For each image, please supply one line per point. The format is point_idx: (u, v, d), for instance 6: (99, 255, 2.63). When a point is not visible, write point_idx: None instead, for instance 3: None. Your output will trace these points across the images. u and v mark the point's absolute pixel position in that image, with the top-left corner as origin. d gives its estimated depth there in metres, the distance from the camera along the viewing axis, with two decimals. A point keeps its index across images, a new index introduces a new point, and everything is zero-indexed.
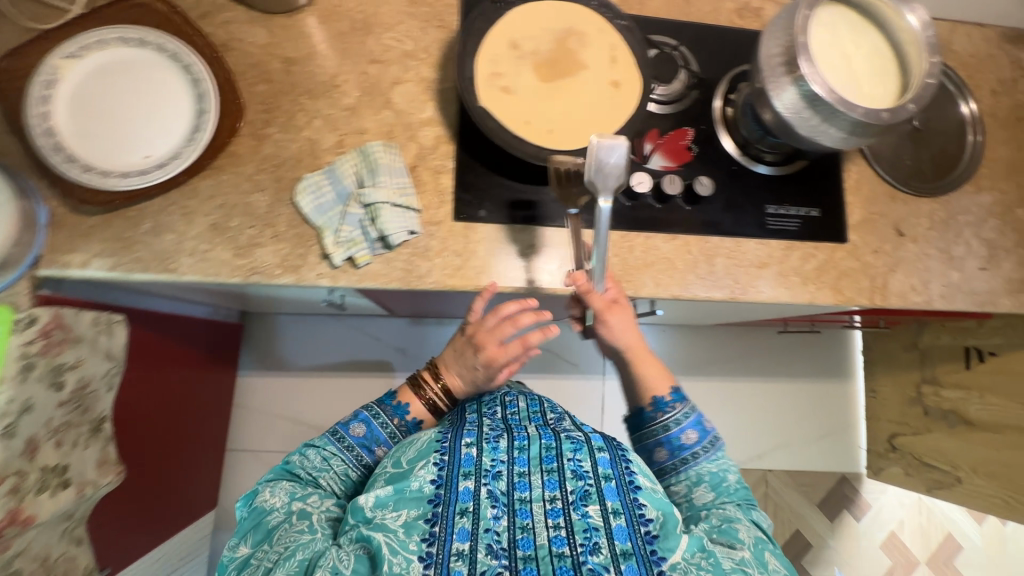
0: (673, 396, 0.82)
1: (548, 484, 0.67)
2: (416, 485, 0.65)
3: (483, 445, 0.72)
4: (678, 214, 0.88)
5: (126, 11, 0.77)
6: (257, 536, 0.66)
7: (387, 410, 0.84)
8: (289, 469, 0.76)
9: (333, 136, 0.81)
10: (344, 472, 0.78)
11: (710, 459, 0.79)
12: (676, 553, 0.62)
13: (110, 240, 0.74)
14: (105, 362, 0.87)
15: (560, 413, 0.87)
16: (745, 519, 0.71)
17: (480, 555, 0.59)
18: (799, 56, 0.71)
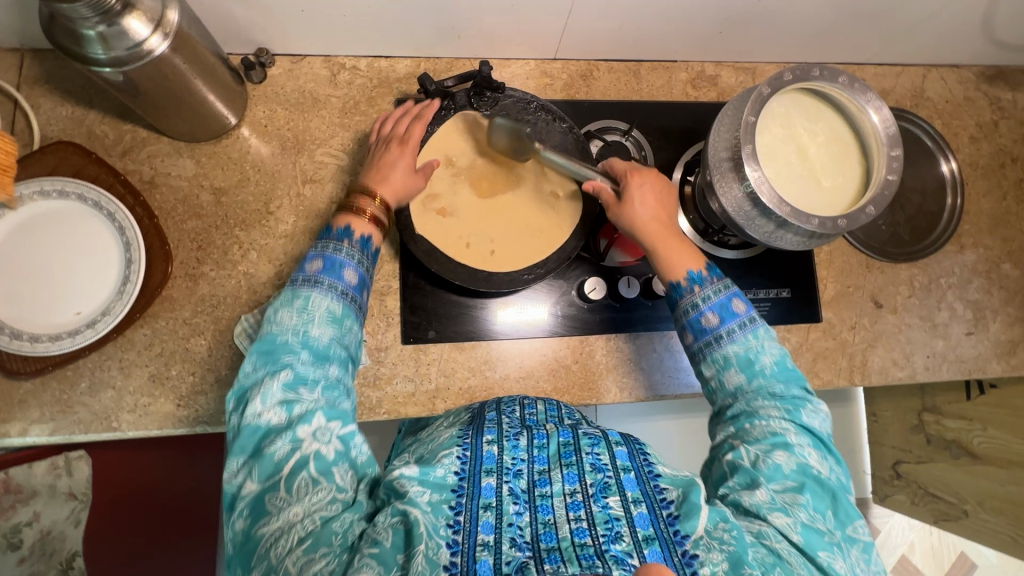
0: (688, 281, 0.71)
1: (569, 476, 0.53)
2: (440, 472, 0.53)
3: (504, 442, 0.57)
4: (638, 312, 0.84)
5: (43, 161, 0.73)
6: (265, 471, 0.53)
7: (332, 238, 0.67)
8: (277, 349, 0.59)
9: (271, 267, 0.78)
10: (327, 313, 0.62)
11: (742, 337, 0.68)
12: (700, 528, 0.51)
13: (48, 404, 0.72)
14: (67, 503, 0.87)
15: (579, 418, 0.68)
16: (789, 423, 0.62)
17: (505, 549, 0.47)
18: (747, 162, 0.66)
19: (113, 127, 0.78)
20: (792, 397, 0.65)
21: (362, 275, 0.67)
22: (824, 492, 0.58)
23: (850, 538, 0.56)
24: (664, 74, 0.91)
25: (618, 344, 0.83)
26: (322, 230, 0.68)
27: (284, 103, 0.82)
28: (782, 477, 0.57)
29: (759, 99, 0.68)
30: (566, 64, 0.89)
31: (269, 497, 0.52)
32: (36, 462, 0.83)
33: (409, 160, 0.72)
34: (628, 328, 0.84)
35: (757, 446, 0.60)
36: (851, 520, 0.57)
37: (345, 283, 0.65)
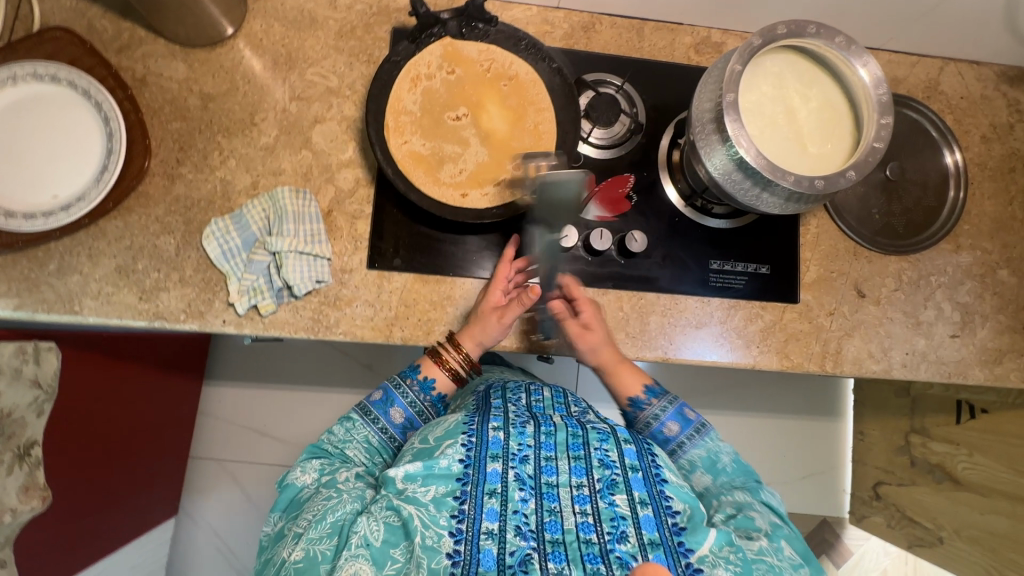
0: (646, 395, 0.78)
1: (577, 470, 0.63)
2: (444, 463, 0.62)
3: (510, 429, 0.67)
4: (610, 268, 0.83)
5: (40, 46, 0.75)
6: (292, 509, 0.67)
7: (411, 383, 0.76)
8: (319, 449, 0.73)
9: (248, 177, 0.79)
10: (366, 441, 0.74)
11: (702, 442, 0.75)
12: (704, 546, 0.59)
13: (16, 280, 0.73)
14: (30, 390, 0.88)
15: (584, 407, 0.80)
16: (753, 499, 0.68)
17: (509, 536, 0.57)
18: (725, 112, 0.65)
19: (113, 23, 0.79)
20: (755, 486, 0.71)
21: (409, 416, 0.76)
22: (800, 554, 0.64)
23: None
24: (667, 36, 0.89)
25: (585, 298, 0.82)
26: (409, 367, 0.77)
27: (282, 20, 0.83)
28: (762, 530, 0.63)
29: (749, 50, 0.66)
30: (569, 14, 0.88)
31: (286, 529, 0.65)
32: (6, 342, 0.84)
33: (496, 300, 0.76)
34: (598, 283, 0.82)
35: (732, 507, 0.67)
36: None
37: (388, 421, 0.75)
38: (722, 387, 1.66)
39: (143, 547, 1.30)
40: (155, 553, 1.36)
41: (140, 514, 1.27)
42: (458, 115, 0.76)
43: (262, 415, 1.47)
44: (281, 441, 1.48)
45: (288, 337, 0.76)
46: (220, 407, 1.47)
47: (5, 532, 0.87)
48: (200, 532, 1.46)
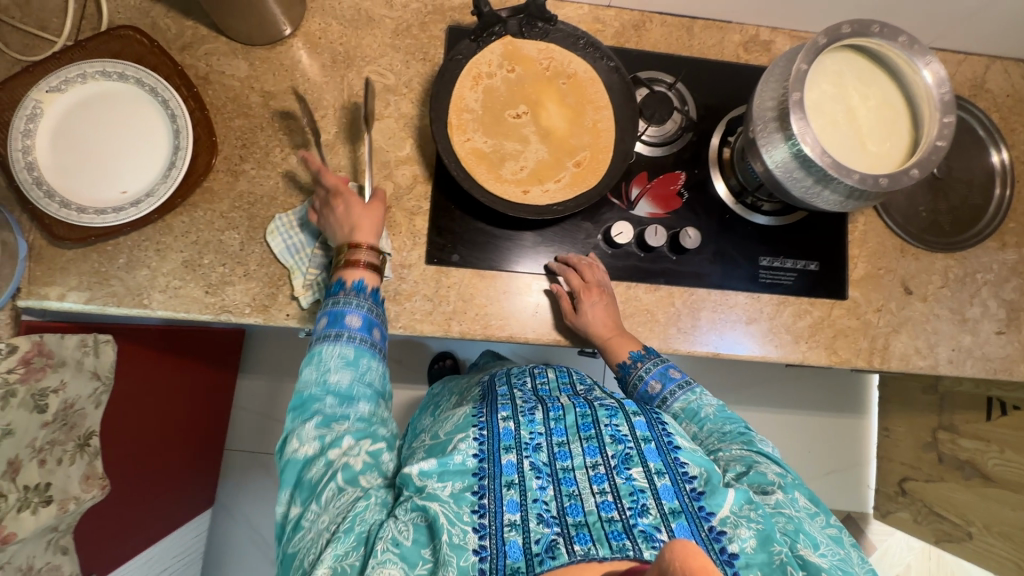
0: (631, 359, 0.77)
1: (590, 450, 0.60)
2: (459, 459, 0.58)
3: (520, 417, 0.63)
4: (662, 264, 0.84)
5: (108, 44, 0.77)
6: (304, 494, 0.60)
7: (348, 291, 0.70)
8: (306, 401, 0.65)
9: (309, 174, 0.80)
10: (343, 358, 0.67)
11: (685, 396, 0.75)
12: (724, 507, 0.57)
13: (87, 274, 0.75)
14: (90, 382, 0.90)
15: (590, 384, 0.76)
16: (747, 447, 0.67)
17: (533, 525, 0.53)
18: (792, 110, 0.66)
19: (176, 22, 0.81)
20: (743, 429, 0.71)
21: (367, 319, 0.70)
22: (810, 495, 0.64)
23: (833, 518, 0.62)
24: (717, 34, 0.90)
25: (637, 293, 0.83)
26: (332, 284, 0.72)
27: (339, 19, 0.84)
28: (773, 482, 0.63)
29: (814, 48, 0.68)
30: (620, 12, 0.88)
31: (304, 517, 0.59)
32: (69, 335, 0.85)
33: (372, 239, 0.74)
34: (650, 279, 0.83)
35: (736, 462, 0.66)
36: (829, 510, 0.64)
37: (351, 328, 0.69)
38: (744, 382, 1.67)
39: (183, 537, 1.33)
40: (193, 543, 1.38)
41: (184, 505, 1.30)
42: (519, 113, 0.77)
43: None
44: None
45: None
46: (254, 400, 1.49)
47: (68, 520, 0.89)
48: (236, 523, 1.49)
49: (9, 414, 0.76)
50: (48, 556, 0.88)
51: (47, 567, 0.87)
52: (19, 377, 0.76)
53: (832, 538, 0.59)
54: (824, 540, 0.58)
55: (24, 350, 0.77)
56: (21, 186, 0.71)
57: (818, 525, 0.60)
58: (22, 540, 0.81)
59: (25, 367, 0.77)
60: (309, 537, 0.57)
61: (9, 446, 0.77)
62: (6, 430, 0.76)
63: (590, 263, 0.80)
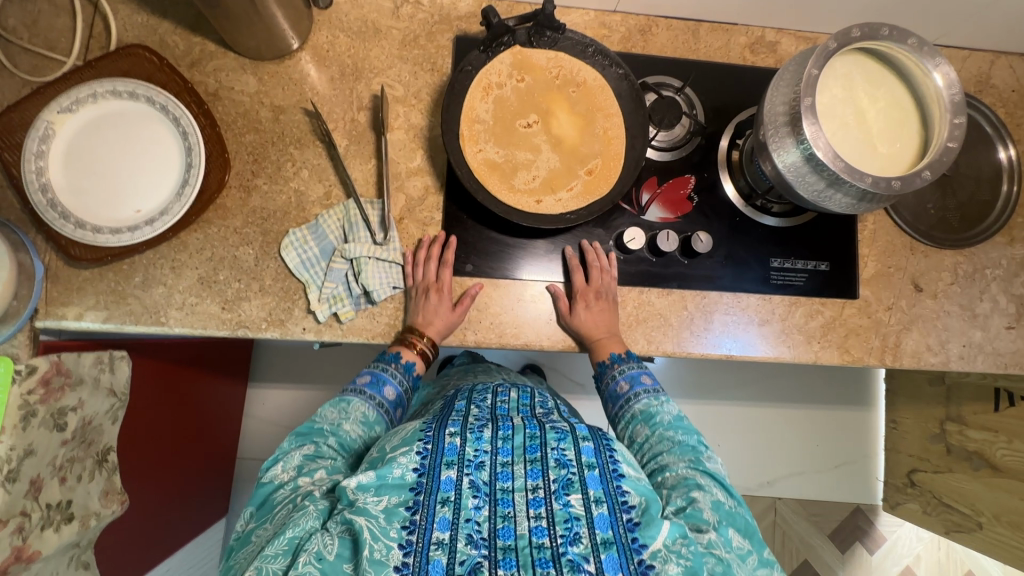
0: (610, 360, 0.79)
1: (532, 473, 0.60)
2: (398, 472, 0.58)
3: (467, 433, 0.64)
4: (675, 268, 0.84)
5: (118, 64, 0.77)
6: (260, 511, 0.64)
7: (398, 368, 0.77)
8: (314, 432, 0.71)
9: (321, 187, 0.81)
10: (363, 417, 0.73)
11: (647, 399, 0.77)
12: (658, 540, 0.57)
13: (104, 293, 0.76)
14: (107, 399, 0.90)
15: (550, 407, 0.77)
16: (694, 467, 0.69)
17: (460, 545, 0.54)
18: (804, 116, 0.66)
19: (184, 39, 0.81)
20: (692, 445, 0.72)
21: (400, 394, 0.78)
22: (745, 530, 0.65)
23: (764, 557, 0.64)
24: (723, 36, 0.90)
25: (650, 298, 0.84)
26: (383, 351, 0.79)
27: (346, 31, 0.84)
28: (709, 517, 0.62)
29: (824, 53, 0.68)
30: (626, 17, 0.88)
31: (254, 531, 0.61)
32: (86, 353, 0.85)
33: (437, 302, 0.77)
34: (662, 283, 0.84)
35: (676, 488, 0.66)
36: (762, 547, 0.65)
37: (384, 397, 0.76)
38: (749, 378, 1.67)
39: (198, 547, 1.33)
40: (208, 553, 1.39)
41: (198, 516, 1.31)
42: (529, 122, 0.77)
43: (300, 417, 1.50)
44: None
45: (365, 342, 0.79)
46: (264, 408, 1.50)
47: (90, 535, 0.90)
48: None
49: (29, 434, 0.75)
50: (71, 572, 0.88)
51: None
52: (38, 397, 0.76)
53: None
54: None
55: (42, 370, 0.77)
56: (36, 208, 0.71)
57: (748, 567, 0.61)
58: (46, 557, 0.81)
59: (43, 387, 0.77)
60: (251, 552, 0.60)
61: (30, 466, 0.77)
62: (27, 451, 0.76)
63: (602, 268, 0.82)
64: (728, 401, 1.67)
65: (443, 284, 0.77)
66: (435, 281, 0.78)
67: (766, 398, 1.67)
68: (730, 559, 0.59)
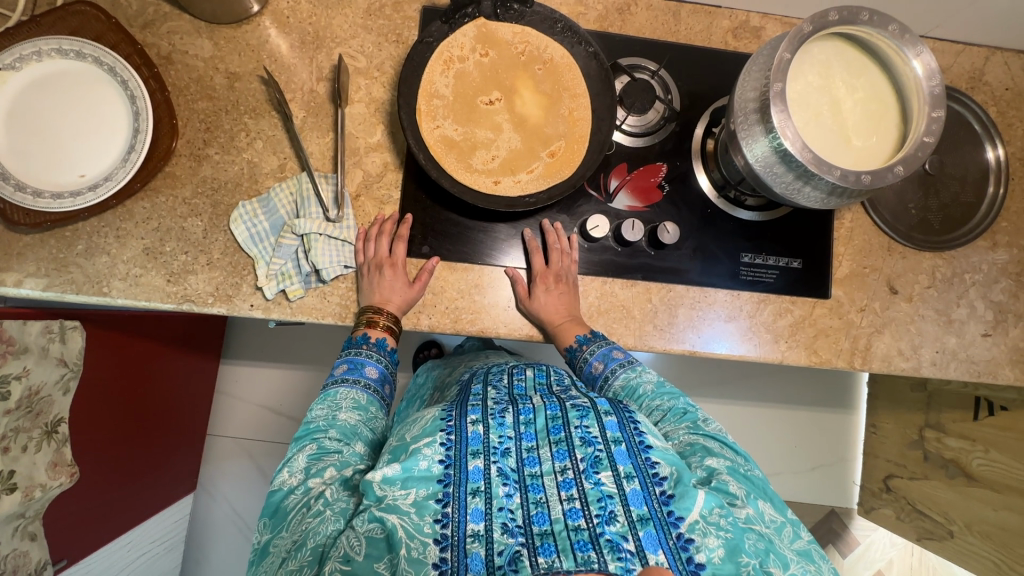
0: (578, 343, 0.76)
1: (559, 454, 0.57)
2: (424, 464, 0.55)
3: (489, 420, 0.60)
4: (640, 259, 0.81)
5: (64, 21, 0.73)
6: (276, 522, 0.59)
7: (372, 348, 0.74)
8: (311, 432, 0.66)
9: (275, 159, 0.78)
10: (355, 403, 0.70)
11: (625, 373, 0.74)
12: (694, 511, 0.54)
13: (44, 260, 0.73)
14: (57, 369, 0.88)
15: (568, 384, 0.71)
16: (698, 432, 0.65)
17: (496, 535, 0.51)
18: (772, 102, 0.62)
19: None
20: (688, 409, 0.69)
21: (383, 372, 0.75)
22: (772, 500, 0.60)
23: (795, 523, 0.60)
24: (705, 19, 0.86)
25: (613, 289, 0.81)
26: (347, 339, 0.76)
27: None
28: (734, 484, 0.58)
29: (798, 36, 0.64)
30: None
31: (272, 542, 0.58)
32: (32, 322, 0.83)
33: (394, 279, 0.75)
34: (627, 274, 0.81)
35: (694, 458, 0.62)
36: (787, 509, 0.61)
37: (369, 378, 0.73)
38: (729, 377, 1.65)
39: (163, 522, 1.32)
40: (174, 527, 1.38)
41: (163, 490, 1.30)
42: (492, 99, 0.75)
43: (273, 396, 1.48)
44: (297, 421, 1.48)
45: (315, 322, 0.77)
46: (237, 386, 1.48)
47: (35, 507, 0.89)
48: (218, 506, 1.49)
49: None
50: (15, 542, 0.87)
51: (14, 554, 0.86)
52: None
53: (801, 553, 0.56)
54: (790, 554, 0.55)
55: None
56: None
57: (787, 540, 0.57)
58: None
59: None
60: (272, 565, 0.56)
61: None
62: None
63: (561, 250, 0.79)
64: (707, 399, 1.64)
65: (397, 260, 0.75)
66: (388, 257, 0.75)
67: (746, 397, 1.64)
68: (768, 533, 0.56)
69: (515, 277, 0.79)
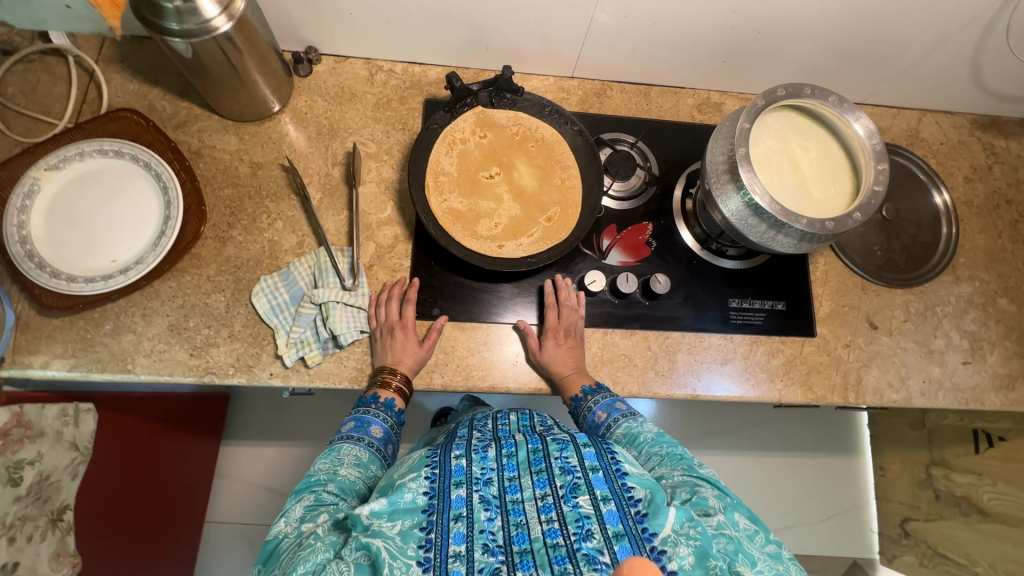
0: (583, 393, 0.80)
1: (540, 482, 0.59)
2: (409, 496, 0.57)
3: (473, 454, 0.63)
4: (636, 310, 0.87)
5: (106, 126, 0.82)
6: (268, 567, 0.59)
7: (380, 408, 0.77)
8: (311, 484, 0.66)
9: (294, 237, 0.84)
10: (356, 459, 0.71)
11: (627, 422, 0.76)
12: (667, 527, 0.55)
13: (72, 341, 0.77)
14: (68, 453, 0.89)
15: (551, 424, 0.73)
16: (681, 469, 0.67)
17: (477, 555, 0.52)
18: (740, 163, 0.71)
19: (171, 103, 0.87)
20: (682, 453, 0.70)
21: (387, 432, 0.77)
22: (746, 514, 0.62)
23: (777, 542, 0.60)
24: (672, 98, 0.98)
25: (614, 339, 0.86)
26: (359, 399, 0.79)
27: (324, 96, 0.91)
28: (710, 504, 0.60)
29: (754, 109, 0.74)
30: (582, 82, 0.97)
31: None
32: (49, 405, 0.84)
33: (408, 340, 0.79)
34: (625, 324, 0.87)
35: (677, 486, 0.64)
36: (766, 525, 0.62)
37: (372, 436, 0.75)
38: (733, 425, 1.64)
39: None
40: None
41: None
42: (492, 173, 0.83)
43: (274, 475, 1.44)
44: None
45: (332, 387, 0.80)
46: (240, 468, 1.45)
47: None
48: None
49: None
50: None
51: None
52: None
53: (772, 557, 0.57)
54: (765, 561, 0.56)
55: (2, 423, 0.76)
56: (14, 258, 0.74)
57: (760, 545, 0.58)
58: None
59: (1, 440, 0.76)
60: None
61: None
62: None
63: (571, 307, 0.84)
64: (713, 449, 1.63)
65: (406, 322, 0.80)
66: (399, 320, 0.80)
67: (751, 444, 1.63)
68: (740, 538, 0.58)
69: (524, 331, 0.83)
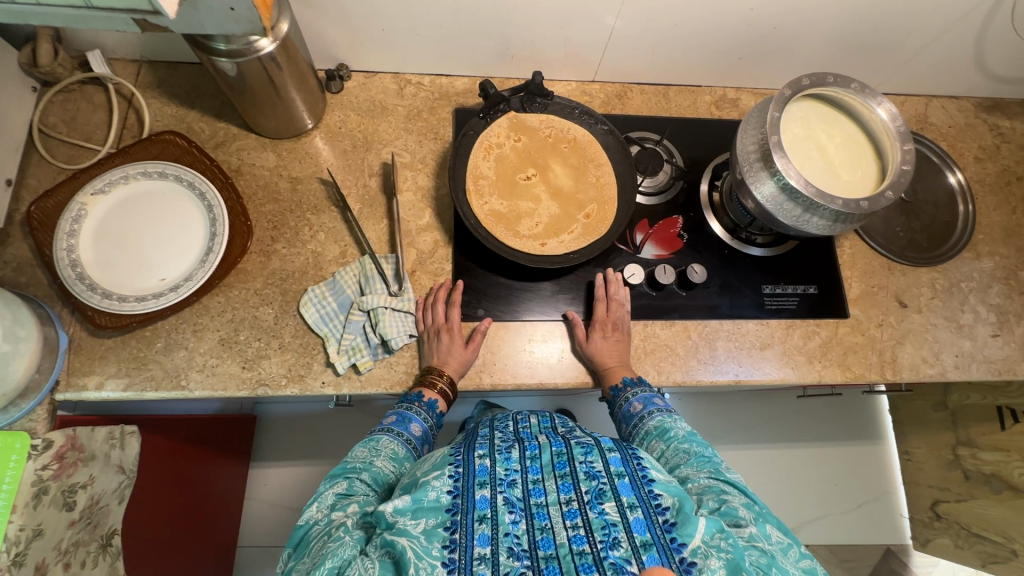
0: (623, 384, 0.80)
1: (564, 486, 0.59)
2: (433, 495, 0.58)
3: (496, 455, 0.64)
4: (673, 300, 0.89)
5: (147, 148, 0.84)
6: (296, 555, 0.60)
7: (421, 405, 0.77)
8: (346, 470, 0.69)
9: (337, 247, 0.86)
10: (393, 453, 0.72)
11: (660, 416, 0.77)
12: (696, 537, 0.55)
13: (125, 360, 0.77)
14: (116, 476, 0.88)
15: (571, 426, 0.75)
16: (707, 474, 0.67)
17: (502, 559, 0.52)
18: (773, 150, 0.74)
19: (209, 124, 0.90)
20: (711, 455, 0.70)
21: (426, 431, 0.78)
22: (777, 525, 0.62)
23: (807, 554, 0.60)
24: (690, 96, 1.02)
25: (655, 330, 0.88)
26: (404, 394, 0.80)
27: (357, 110, 0.94)
28: (738, 514, 0.60)
29: (782, 99, 0.78)
30: (603, 86, 1.01)
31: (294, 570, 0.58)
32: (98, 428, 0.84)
33: (457, 341, 0.80)
34: (664, 315, 0.88)
35: (705, 493, 0.64)
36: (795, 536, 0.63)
37: (411, 434, 0.75)
38: (757, 418, 1.65)
39: None
40: None
41: None
42: (528, 175, 0.85)
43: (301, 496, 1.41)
44: None
45: (384, 391, 0.81)
46: (267, 490, 1.40)
47: None
48: None
49: (40, 513, 0.74)
50: None
51: None
52: (53, 472, 0.75)
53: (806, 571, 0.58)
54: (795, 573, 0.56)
55: (59, 445, 0.76)
56: (66, 281, 0.74)
57: (793, 560, 0.58)
58: None
59: (58, 463, 0.76)
60: None
61: (36, 549, 0.74)
62: (36, 531, 0.74)
63: (619, 301, 0.86)
64: (738, 443, 1.63)
65: (452, 325, 0.81)
66: (445, 323, 0.81)
67: (776, 436, 1.63)
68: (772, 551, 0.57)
69: (573, 323, 0.85)
